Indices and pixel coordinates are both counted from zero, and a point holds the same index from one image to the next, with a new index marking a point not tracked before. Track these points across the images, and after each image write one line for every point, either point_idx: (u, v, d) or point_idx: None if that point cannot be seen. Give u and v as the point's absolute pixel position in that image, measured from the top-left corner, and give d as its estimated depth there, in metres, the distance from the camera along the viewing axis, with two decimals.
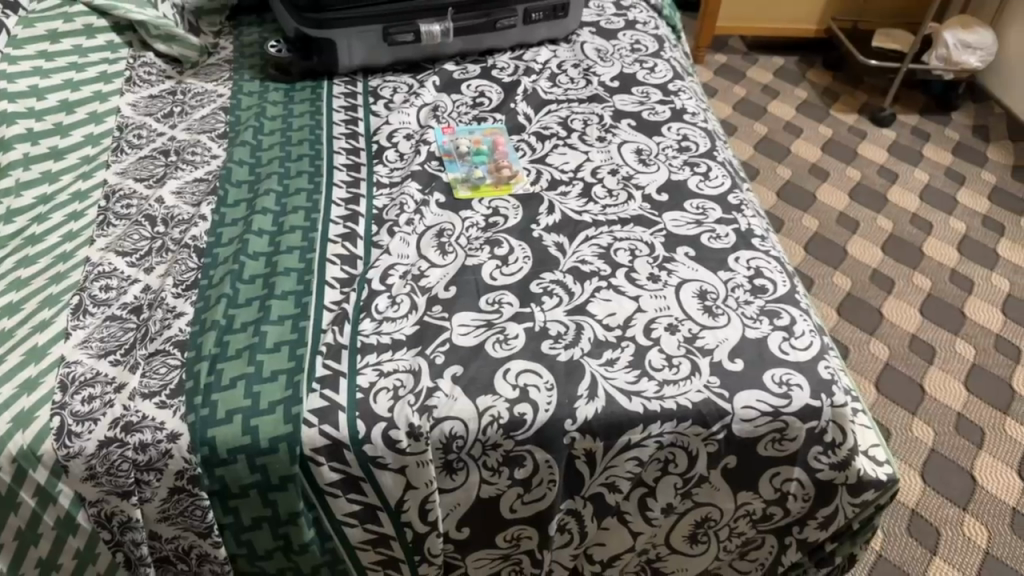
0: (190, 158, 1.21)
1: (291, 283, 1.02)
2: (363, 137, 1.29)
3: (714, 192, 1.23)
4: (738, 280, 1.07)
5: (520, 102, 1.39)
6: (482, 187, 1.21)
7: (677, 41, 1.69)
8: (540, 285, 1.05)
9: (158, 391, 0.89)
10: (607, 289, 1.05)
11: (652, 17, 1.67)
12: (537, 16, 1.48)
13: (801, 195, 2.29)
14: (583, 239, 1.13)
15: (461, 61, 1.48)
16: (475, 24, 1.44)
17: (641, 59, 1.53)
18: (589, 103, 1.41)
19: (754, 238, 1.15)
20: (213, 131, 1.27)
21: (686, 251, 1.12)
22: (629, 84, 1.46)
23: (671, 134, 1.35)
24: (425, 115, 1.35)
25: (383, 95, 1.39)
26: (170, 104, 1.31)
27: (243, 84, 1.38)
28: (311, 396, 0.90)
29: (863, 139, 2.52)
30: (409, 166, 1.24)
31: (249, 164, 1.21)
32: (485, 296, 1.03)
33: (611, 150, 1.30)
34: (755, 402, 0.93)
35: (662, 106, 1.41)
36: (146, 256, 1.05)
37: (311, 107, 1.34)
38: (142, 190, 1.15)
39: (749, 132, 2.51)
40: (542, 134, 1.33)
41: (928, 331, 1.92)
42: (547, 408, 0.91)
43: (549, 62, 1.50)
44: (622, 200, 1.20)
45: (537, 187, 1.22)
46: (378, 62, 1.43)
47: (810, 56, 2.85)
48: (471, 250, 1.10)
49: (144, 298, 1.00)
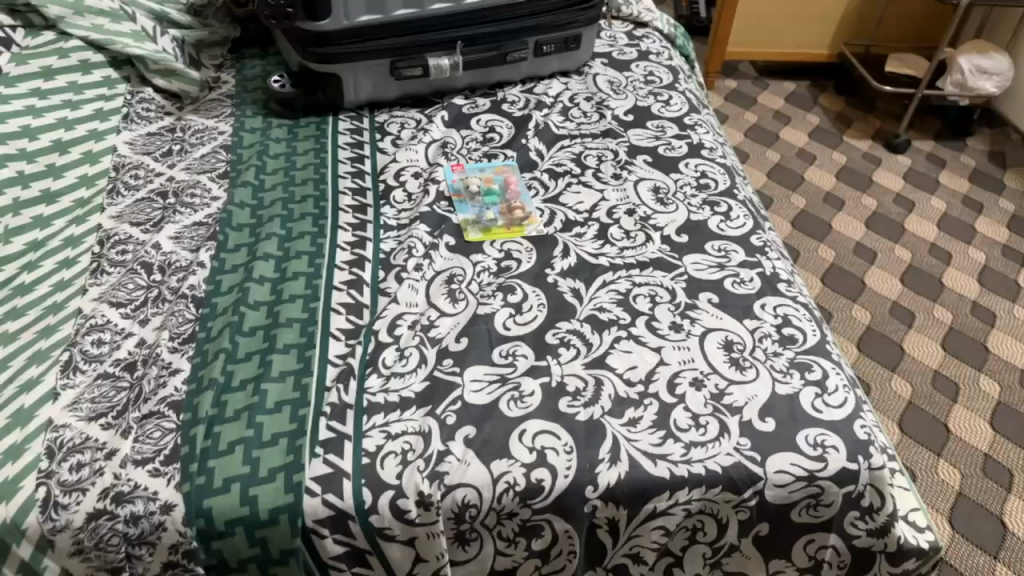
0: (188, 201, 1.16)
1: (293, 335, 0.96)
2: (370, 176, 1.24)
3: (736, 232, 1.18)
4: (765, 329, 1.01)
5: (532, 138, 1.35)
6: (494, 229, 1.16)
7: (692, 71, 1.65)
8: (556, 335, 1.00)
9: (152, 457, 0.84)
10: (627, 339, 0.99)
11: (665, 48, 1.64)
12: (548, 48, 1.43)
13: (816, 224, 2.23)
14: (600, 285, 1.08)
15: (471, 95, 1.44)
16: (484, 58, 1.38)
17: (655, 92, 1.49)
18: (602, 138, 1.36)
19: (780, 283, 1.09)
20: (214, 171, 1.22)
21: (709, 297, 1.06)
22: (644, 118, 1.42)
23: (689, 170, 1.30)
24: (433, 152, 1.30)
25: (390, 131, 1.34)
26: (169, 143, 1.27)
27: (245, 119, 1.33)
28: (314, 462, 0.84)
29: (877, 166, 2.47)
30: (417, 207, 1.19)
31: (250, 207, 1.15)
32: (499, 348, 0.98)
33: (627, 188, 1.25)
34: (788, 466, 0.87)
35: (679, 140, 1.37)
36: (141, 307, 1.00)
37: (315, 144, 1.29)
38: (139, 235, 1.10)
39: (762, 159, 2.46)
40: (555, 171, 1.28)
41: (951, 367, 1.86)
42: (566, 473, 0.85)
43: (560, 95, 1.46)
44: (640, 242, 1.15)
45: (551, 229, 1.17)
46: (385, 96, 1.38)
47: (821, 81, 2.81)
48: (483, 297, 1.05)
49: (138, 353, 0.95)
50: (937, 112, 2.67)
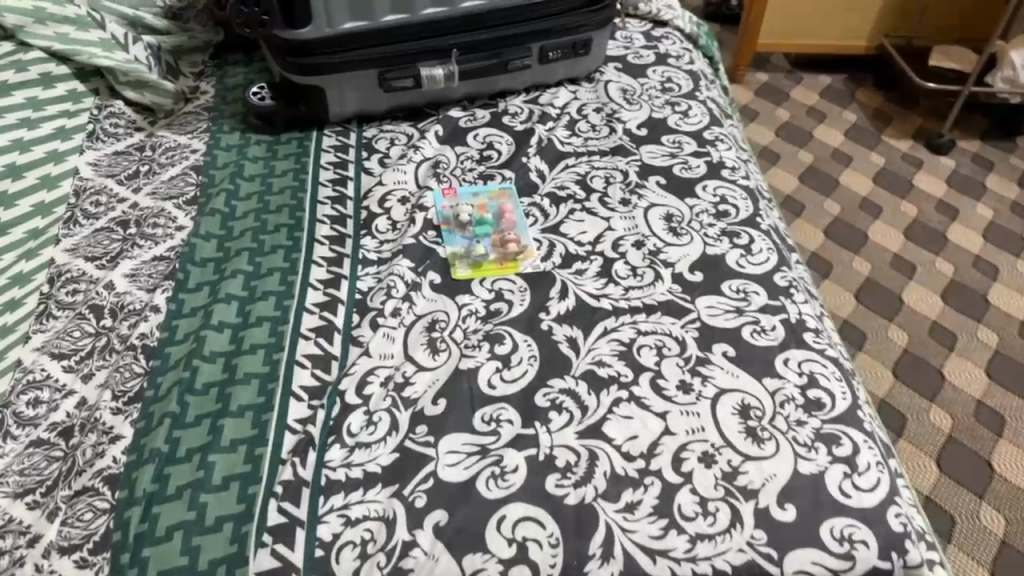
0: (150, 232, 1.05)
1: (250, 395, 0.86)
2: (352, 201, 1.13)
3: (758, 270, 1.05)
4: (788, 392, 0.89)
5: (533, 156, 1.23)
6: (485, 265, 1.04)
7: (715, 76, 1.51)
8: (547, 397, 0.88)
9: (80, 544, 0.75)
10: (628, 402, 0.87)
11: (686, 51, 1.50)
12: (554, 54, 1.31)
13: (851, 234, 2.09)
14: (600, 333, 0.95)
15: (469, 105, 1.32)
16: (482, 66, 1.26)
17: (672, 101, 1.36)
18: (611, 156, 1.23)
19: (806, 333, 0.97)
20: (182, 196, 1.11)
21: (724, 349, 0.94)
22: (659, 132, 1.29)
23: (707, 195, 1.17)
24: (424, 173, 1.19)
25: (378, 149, 1.23)
26: (136, 163, 1.16)
27: (221, 135, 1.22)
28: (260, 553, 0.74)
29: (918, 169, 2.31)
30: (401, 238, 1.07)
31: (217, 238, 1.05)
32: (481, 411, 0.86)
33: (636, 216, 1.12)
34: (810, 564, 0.76)
35: (696, 159, 1.24)
36: (86, 358, 0.90)
37: (295, 164, 1.18)
38: (93, 271, 1.00)
39: (794, 160, 2.31)
40: (557, 196, 1.16)
41: (996, 397, 1.71)
42: (550, 571, 0.74)
43: (568, 106, 1.34)
44: (648, 280, 1.03)
45: (549, 265, 1.05)
46: (374, 109, 1.27)
47: (859, 74, 2.64)
48: (467, 348, 0.93)
49: (76, 416, 0.85)
50: (985, 109, 2.48)
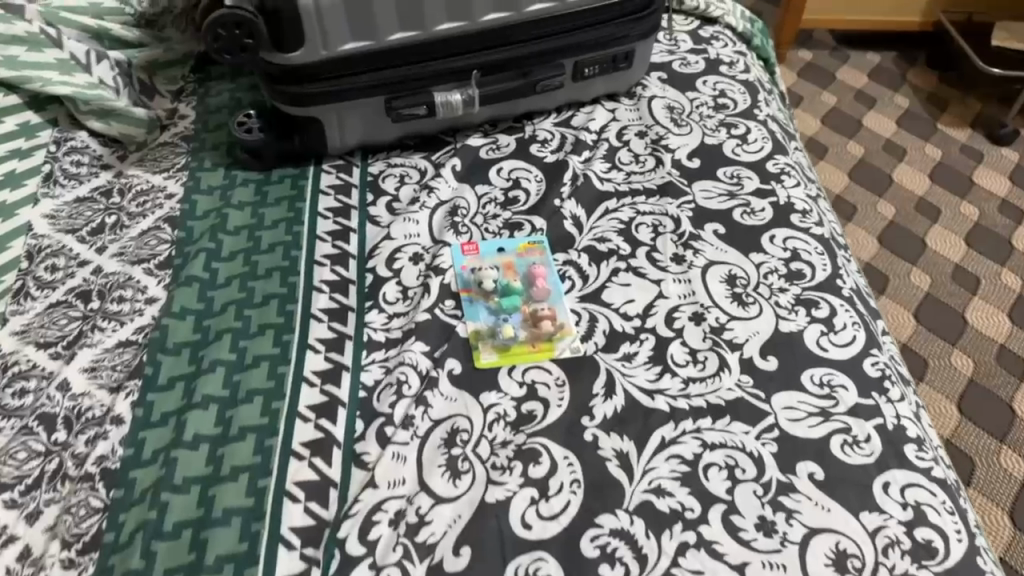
0: (115, 308, 0.89)
1: (230, 542, 0.71)
2: (354, 261, 0.95)
3: (844, 354, 0.87)
4: (891, 533, 0.73)
5: (567, 199, 1.04)
6: (514, 349, 0.87)
7: (772, 85, 1.32)
8: (596, 542, 0.71)
9: None
10: (696, 550, 0.71)
11: (739, 55, 1.30)
12: (590, 70, 1.12)
13: (908, 241, 1.90)
14: (658, 447, 0.78)
15: (491, 131, 1.14)
16: (507, 88, 1.08)
17: (727, 122, 1.17)
18: (659, 197, 1.05)
19: (908, 446, 0.79)
20: (154, 257, 0.94)
21: (811, 471, 0.77)
22: (714, 163, 1.10)
23: (776, 248, 0.99)
24: (440, 221, 1.01)
25: (386, 190, 1.05)
26: (101, 212, 0.99)
27: (201, 174, 1.04)
28: None
29: (978, 163, 2.10)
30: (414, 312, 0.90)
31: (195, 314, 0.88)
32: (515, 564, 0.70)
33: (692, 279, 0.95)
34: None
35: (759, 200, 1.05)
36: (33, 489, 0.74)
37: (289, 211, 1.00)
38: (45, 362, 0.83)
39: (843, 154, 2.10)
40: (597, 251, 0.98)
41: None
42: None
43: (605, 130, 1.15)
44: (711, 370, 0.85)
45: (590, 347, 0.87)
46: (381, 138, 1.08)
47: (910, 52, 2.41)
48: (496, 469, 0.76)
49: (18, 573, 0.69)
50: None
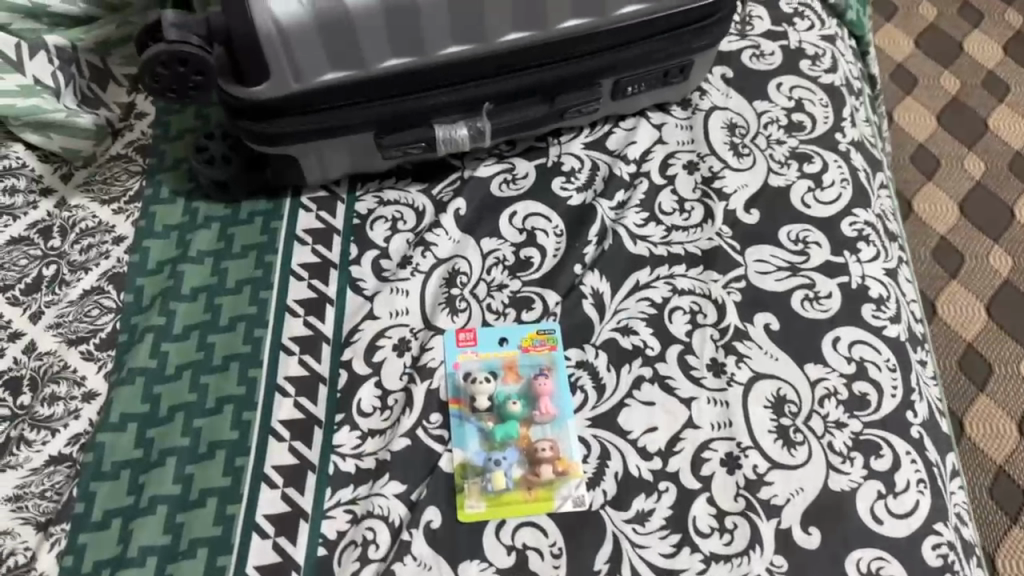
0: (45, 410, 0.76)
1: None
2: (329, 347, 0.80)
3: (901, 529, 0.73)
4: None
5: (590, 268, 0.86)
6: (507, 497, 0.73)
7: (861, 83, 1.07)
8: None
9: None
10: None
11: (827, 43, 1.04)
12: (634, 88, 0.90)
13: (993, 209, 1.42)
14: None
15: (507, 153, 0.94)
16: (528, 116, 0.87)
17: (800, 152, 0.95)
18: (704, 270, 0.86)
19: None
20: (96, 333, 0.80)
21: None
22: (775, 218, 0.90)
23: (839, 358, 0.81)
24: (435, 292, 0.84)
25: (374, 240, 0.87)
26: (38, 262, 0.84)
27: (157, 208, 0.88)
28: None
29: None
30: (392, 434, 0.76)
31: (138, 422, 0.76)
32: None
33: (731, 402, 0.78)
34: None
35: (825, 279, 0.86)
36: None
37: (256, 268, 0.84)
38: None
39: (934, 89, 1.56)
40: (617, 349, 0.81)
41: None
42: None
43: (647, 157, 0.94)
44: (739, 548, 0.71)
45: (595, 497, 0.73)
46: (371, 168, 0.90)
47: None
48: None
49: None
50: None
